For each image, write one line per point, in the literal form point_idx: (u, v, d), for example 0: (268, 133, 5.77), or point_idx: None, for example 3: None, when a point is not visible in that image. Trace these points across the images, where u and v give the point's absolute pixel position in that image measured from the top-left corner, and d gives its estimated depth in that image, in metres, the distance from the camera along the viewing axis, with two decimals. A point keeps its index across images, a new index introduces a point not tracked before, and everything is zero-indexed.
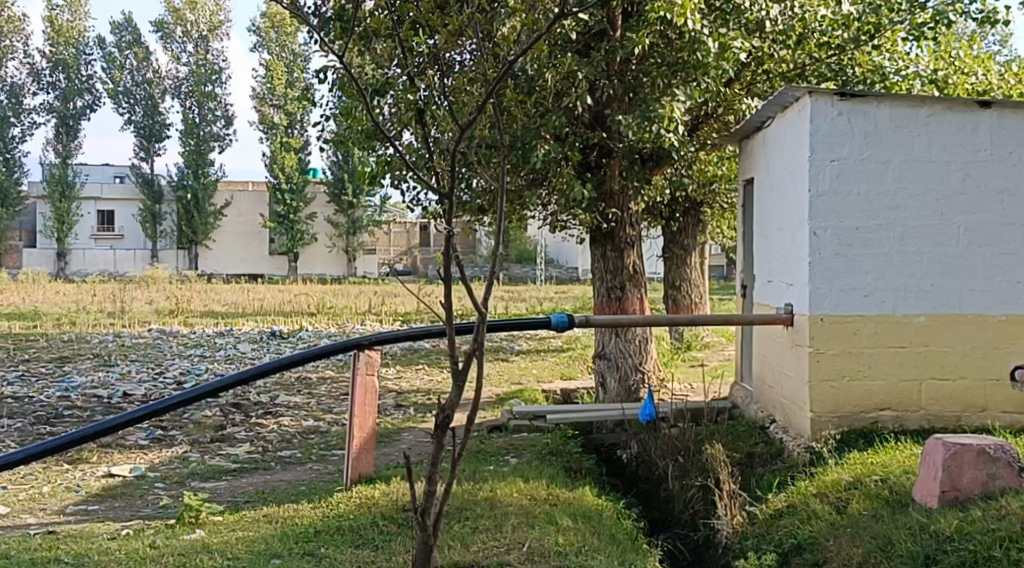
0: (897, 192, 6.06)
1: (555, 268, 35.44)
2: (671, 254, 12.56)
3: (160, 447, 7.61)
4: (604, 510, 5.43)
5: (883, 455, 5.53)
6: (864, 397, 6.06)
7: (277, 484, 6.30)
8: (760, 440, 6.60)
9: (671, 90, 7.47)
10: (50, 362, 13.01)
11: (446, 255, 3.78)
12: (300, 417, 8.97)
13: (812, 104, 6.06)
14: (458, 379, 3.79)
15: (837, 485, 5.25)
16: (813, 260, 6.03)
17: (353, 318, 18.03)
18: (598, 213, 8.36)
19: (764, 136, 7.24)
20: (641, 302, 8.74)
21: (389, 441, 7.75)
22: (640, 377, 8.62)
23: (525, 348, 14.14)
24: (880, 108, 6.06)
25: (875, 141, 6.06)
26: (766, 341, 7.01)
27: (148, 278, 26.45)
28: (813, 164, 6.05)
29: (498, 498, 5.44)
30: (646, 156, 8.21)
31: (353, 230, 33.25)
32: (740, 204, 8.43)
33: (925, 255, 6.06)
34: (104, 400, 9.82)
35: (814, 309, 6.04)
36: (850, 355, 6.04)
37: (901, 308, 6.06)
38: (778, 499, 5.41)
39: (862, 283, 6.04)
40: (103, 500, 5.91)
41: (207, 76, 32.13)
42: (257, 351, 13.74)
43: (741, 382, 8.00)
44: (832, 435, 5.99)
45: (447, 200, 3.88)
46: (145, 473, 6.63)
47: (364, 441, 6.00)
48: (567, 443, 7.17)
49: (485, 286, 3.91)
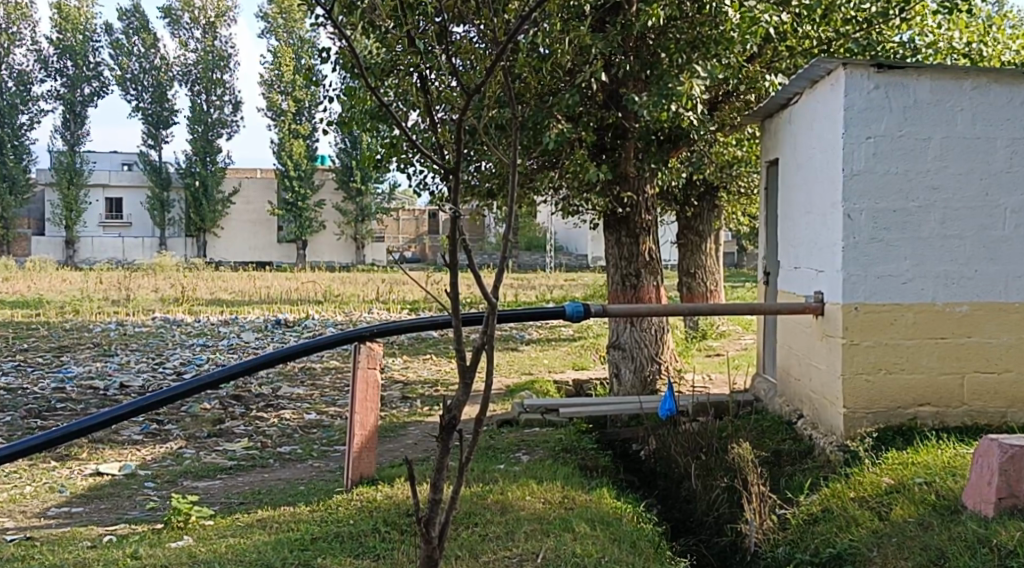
0: (939, 171, 5.64)
1: (565, 255, 34.89)
2: (684, 240, 12.16)
3: (154, 443, 7.24)
4: (624, 514, 5.04)
5: (924, 454, 5.13)
6: (902, 392, 5.65)
7: (275, 484, 5.94)
8: (787, 437, 6.20)
9: (691, 65, 7.02)
10: (49, 351, 12.65)
11: (452, 239, 3.38)
12: (301, 410, 8.60)
13: (846, 77, 5.64)
14: (466, 375, 3.39)
15: (877, 488, 4.85)
16: (847, 245, 5.62)
17: (360, 306, 17.64)
18: (612, 197, 7.95)
19: (789, 114, 6.81)
20: (657, 290, 8.31)
21: (395, 437, 7.38)
22: (656, 368, 8.23)
23: (536, 337, 13.75)
24: (920, 81, 5.64)
25: (914, 116, 5.64)
26: (792, 331, 6.60)
27: (155, 266, 26.09)
28: (846, 141, 5.62)
29: (510, 501, 5.06)
30: (663, 137, 7.78)
31: (362, 217, 32.64)
32: (762, 186, 7.99)
33: (969, 239, 5.65)
34: (100, 392, 9.46)
35: (848, 297, 5.63)
36: (886, 347, 5.63)
37: (941, 296, 5.65)
38: (811, 503, 5.02)
39: (900, 270, 5.63)
40: (88, 502, 5.54)
41: (215, 61, 31.81)
42: (261, 340, 13.37)
43: (763, 373, 7.59)
44: (868, 433, 5.59)
45: (453, 177, 3.38)
46: (135, 471, 6.26)
47: (365, 439, 5.60)
48: (581, 439, 6.79)
49: (495, 272, 3.49)
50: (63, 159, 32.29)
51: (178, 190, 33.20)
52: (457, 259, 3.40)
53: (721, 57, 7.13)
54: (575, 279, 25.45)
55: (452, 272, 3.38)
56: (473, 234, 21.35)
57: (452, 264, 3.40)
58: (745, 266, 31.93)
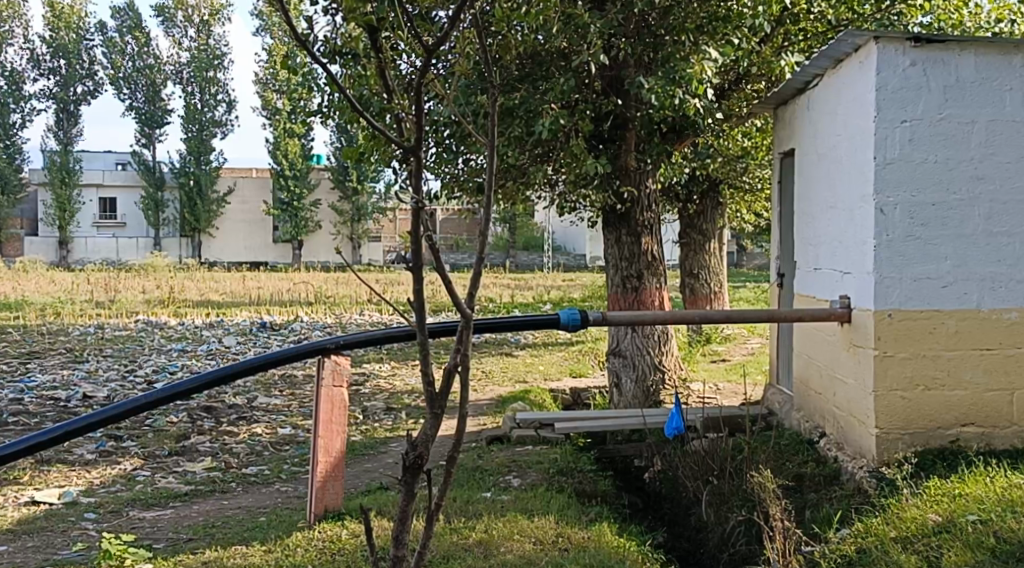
0: (985, 159, 4.98)
1: (563, 255, 34.10)
2: (687, 239, 11.50)
3: (108, 464, 6.56)
4: (627, 552, 4.38)
5: (972, 484, 4.47)
6: (942, 410, 4.98)
7: (233, 514, 5.26)
8: (807, 458, 5.53)
9: (699, 46, 6.36)
10: (17, 358, 11.94)
11: (414, 235, 2.71)
12: (275, 424, 7.90)
13: (879, 52, 4.95)
14: (435, 404, 2.73)
15: (922, 527, 4.20)
16: (880, 243, 4.94)
17: (351, 308, 16.94)
18: (612, 193, 7.24)
19: (808, 99, 6.13)
20: (660, 293, 7.62)
21: (373, 455, 6.69)
22: (659, 377, 7.55)
23: (532, 341, 13.07)
24: (963, 56, 4.97)
25: (957, 96, 4.97)
26: (811, 339, 5.93)
27: (146, 267, 25.36)
28: (879, 126, 4.94)
29: (494, 542, 4.39)
30: (666, 127, 7.08)
31: (359, 217, 31.76)
32: (774, 180, 7.29)
33: (1017, 236, 4.99)
34: (61, 404, 8.76)
35: (880, 303, 4.95)
36: (924, 359, 4.96)
37: (987, 301, 4.98)
38: (842, 541, 4.35)
39: (941, 271, 4.96)
40: (13, 539, 4.86)
41: (208, 61, 31.07)
42: (244, 344, 12.66)
43: (777, 384, 6.91)
44: (906, 458, 4.90)
45: (412, 156, 2.73)
46: (78, 499, 5.59)
47: (330, 467, 4.90)
48: (579, 458, 6.12)
49: (471, 275, 2.82)
50: (56, 158, 31.53)
51: (172, 189, 32.48)
52: (421, 257, 2.72)
53: (730, 36, 6.48)
54: (573, 279, 24.71)
55: (417, 278, 2.71)
56: (451, 230, 25.18)
57: (417, 265, 2.72)
58: (746, 266, 31.36)
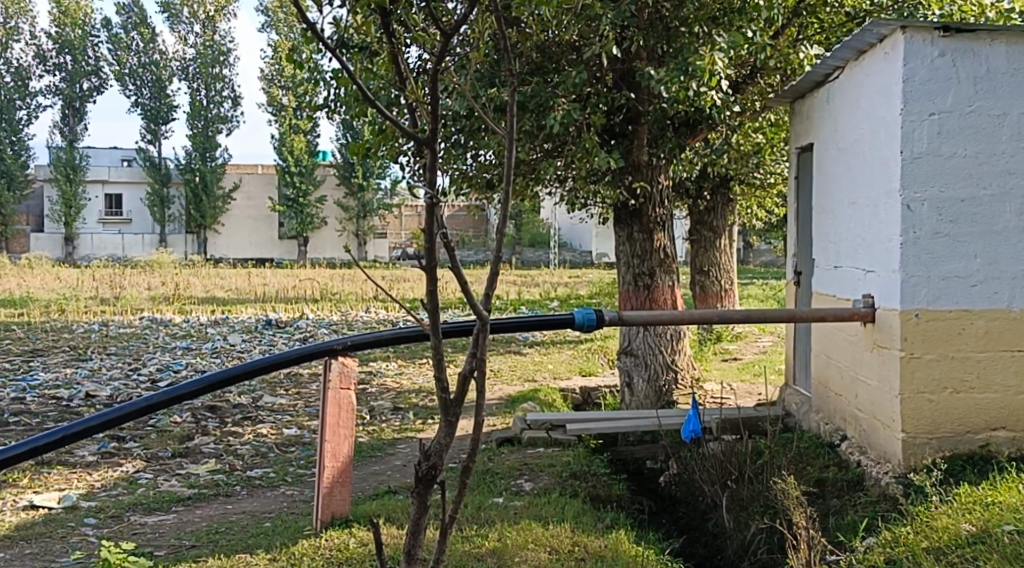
0: (1016, 154, 4.80)
1: (570, 251, 33.89)
2: (698, 236, 11.30)
3: (109, 465, 6.40)
4: (645, 560, 4.22)
5: (1004, 492, 4.30)
6: (971, 413, 4.81)
7: (237, 519, 5.11)
8: (829, 462, 5.36)
9: (712, 37, 6.18)
10: (20, 356, 11.80)
11: (427, 231, 2.55)
12: (280, 424, 7.74)
13: (906, 42, 4.77)
14: (450, 411, 2.56)
15: (956, 537, 4.03)
16: (906, 240, 4.77)
17: (358, 305, 16.79)
18: (623, 188, 7.06)
19: (828, 92, 5.95)
20: (672, 291, 7.46)
21: (381, 457, 6.53)
22: (672, 376, 7.38)
23: (540, 338, 12.90)
24: (994, 46, 4.80)
25: (988, 88, 4.79)
26: (831, 339, 5.75)
27: (152, 264, 25.22)
28: (906, 119, 4.77)
29: (508, 551, 4.23)
30: (680, 122, 6.90)
31: (364, 214, 31.62)
32: (790, 175, 7.11)
33: None
34: (63, 403, 8.61)
35: (907, 302, 4.77)
36: (954, 360, 4.79)
37: (1018, 301, 4.80)
38: (870, 550, 4.19)
39: (970, 270, 4.79)
40: (11, 546, 4.71)
41: (213, 56, 30.76)
42: (249, 342, 12.50)
43: (792, 385, 6.74)
44: (934, 463, 4.73)
45: (426, 149, 2.56)
46: (78, 503, 5.44)
47: (337, 472, 4.73)
48: (592, 460, 5.96)
49: (487, 273, 2.65)
50: (62, 154, 31.39)
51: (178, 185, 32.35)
52: (434, 255, 2.55)
53: (744, 28, 6.34)
54: (580, 276, 24.51)
55: (430, 279, 2.54)
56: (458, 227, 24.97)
57: (429, 263, 2.55)
58: (753, 264, 31.11)
